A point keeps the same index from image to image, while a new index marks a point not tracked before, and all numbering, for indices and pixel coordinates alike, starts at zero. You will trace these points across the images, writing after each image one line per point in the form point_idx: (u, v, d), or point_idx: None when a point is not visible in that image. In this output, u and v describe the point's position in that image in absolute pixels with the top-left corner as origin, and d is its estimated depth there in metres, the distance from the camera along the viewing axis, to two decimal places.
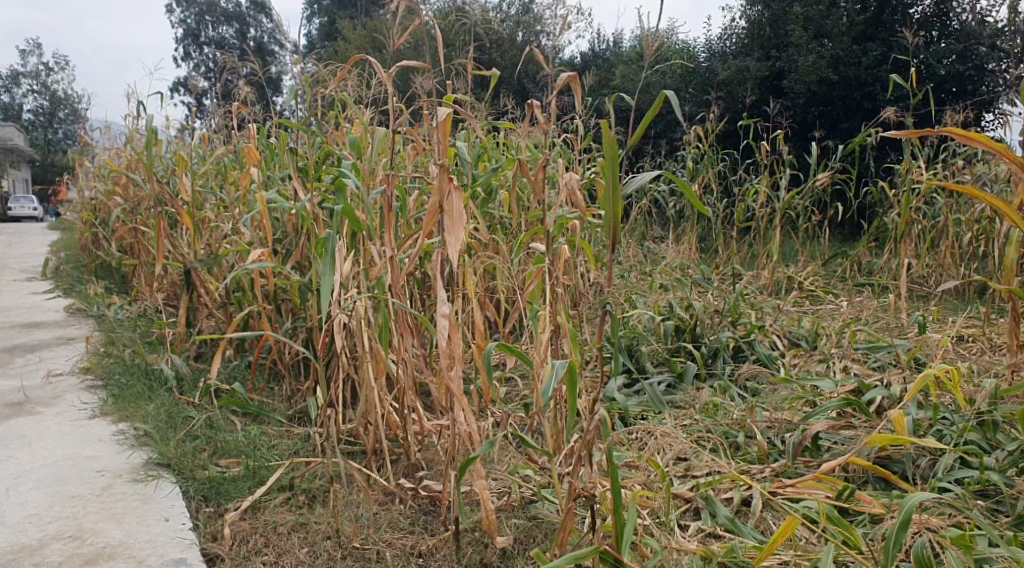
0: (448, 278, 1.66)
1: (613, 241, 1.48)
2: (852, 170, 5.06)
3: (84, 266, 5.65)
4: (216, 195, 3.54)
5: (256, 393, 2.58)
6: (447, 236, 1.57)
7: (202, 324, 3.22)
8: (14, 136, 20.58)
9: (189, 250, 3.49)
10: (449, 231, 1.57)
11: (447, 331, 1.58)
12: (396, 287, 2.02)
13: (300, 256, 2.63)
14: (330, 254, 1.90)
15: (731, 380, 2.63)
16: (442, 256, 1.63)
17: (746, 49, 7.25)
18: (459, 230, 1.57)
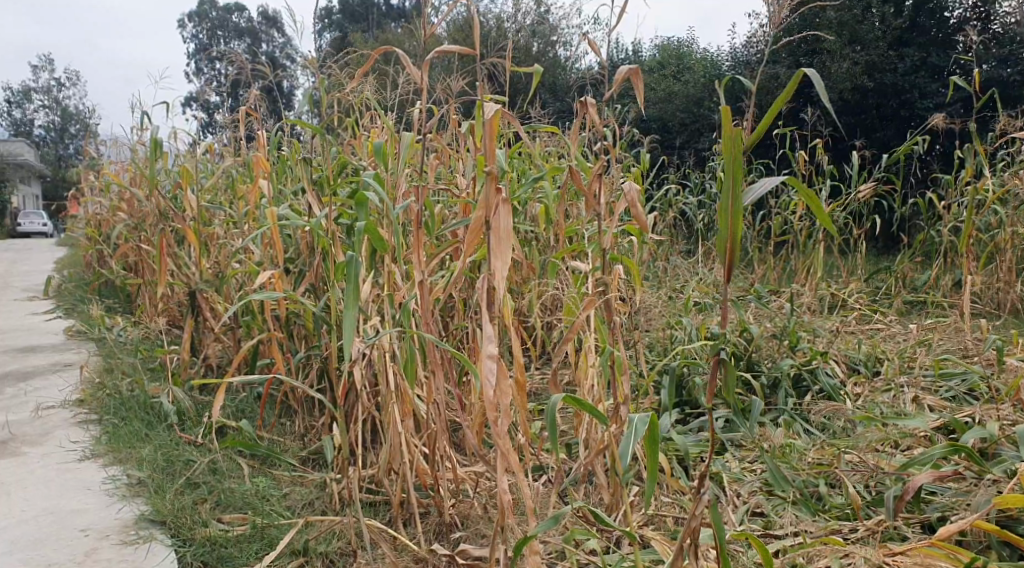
0: (493, 309, 1.38)
1: (731, 268, 1.27)
2: (896, 181, 4.78)
3: (88, 285, 5.42)
4: (224, 210, 3.30)
5: (266, 431, 2.32)
6: (492, 257, 1.28)
7: (208, 350, 2.96)
8: (26, 152, 20.52)
9: (195, 269, 3.25)
10: (497, 251, 1.29)
11: (494, 375, 1.30)
12: (426, 316, 1.75)
13: (315, 278, 2.37)
14: (350, 280, 1.62)
15: (797, 415, 2.35)
16: (487, 282, 1.35)
17: (774, 57, 7.00)
18: (509, 249, 1.28)
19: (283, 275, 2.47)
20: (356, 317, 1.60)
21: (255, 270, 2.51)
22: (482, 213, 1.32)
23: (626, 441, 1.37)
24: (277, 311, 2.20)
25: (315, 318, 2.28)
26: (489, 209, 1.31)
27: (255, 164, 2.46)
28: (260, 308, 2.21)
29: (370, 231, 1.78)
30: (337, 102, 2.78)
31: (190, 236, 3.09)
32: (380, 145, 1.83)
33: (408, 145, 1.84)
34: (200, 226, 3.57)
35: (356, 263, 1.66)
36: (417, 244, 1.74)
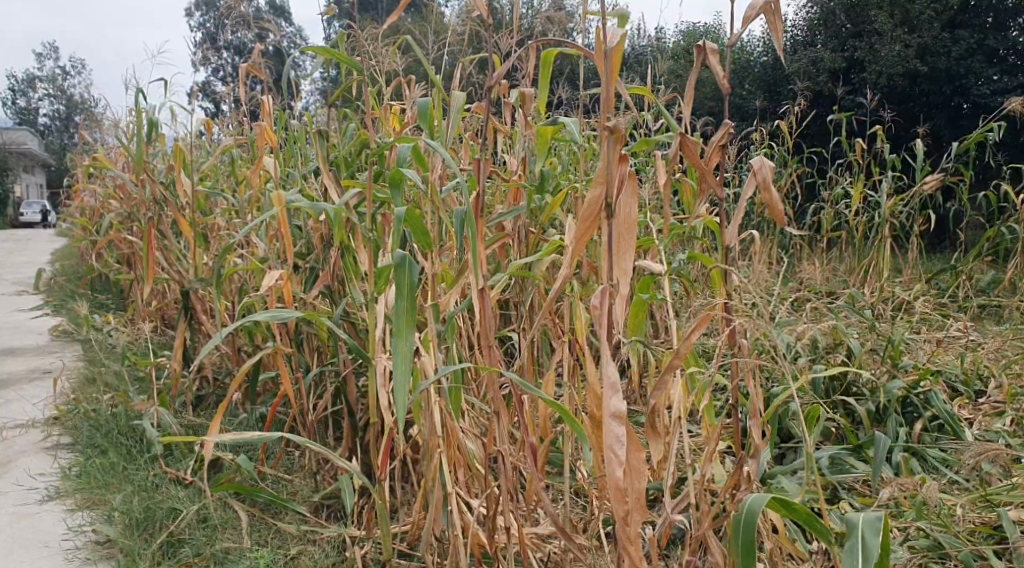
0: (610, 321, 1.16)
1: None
2: (965, 170, 4.33)
3: (80, 278, 5.02)
4: (224, 196, 2.89)
5: (270, 464, 1.91)
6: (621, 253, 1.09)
7: (204, 359, 2.55)
8: (29, 140, 20.14)
9: (189, 264, 2.83)
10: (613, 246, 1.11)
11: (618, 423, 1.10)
12: (491, 340, 1.31)
13: (332, 278, 1.96)
14: (403, 293, 1.23)
15: (918, 452, 1.92)
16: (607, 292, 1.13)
17: (817, 39, 6.54)
18: (633, 246, 1.10)
19: (293, 273, 2.06)
20: (411, 345, 1.22)
21: (259, 266, 2.10)
22: (597, 192, 1.11)
23: (856, 549, 1.17)
24: (286, 320, 1.78)
25: (329, 327, 1.86)
26: (608, 188, 1.11)
27: (259, 139, 2.04)
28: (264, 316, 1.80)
29: (413, 222, 1.38)
30: (358, 67, 2.36)
31: (186, 227, 2.69)
32: (427, 107, 1.41)
33: (460, 108, 1.42)
34: (198, 213, 3.16)
35: (410, 262, 1.28)
36: (475, 237, 1.32)
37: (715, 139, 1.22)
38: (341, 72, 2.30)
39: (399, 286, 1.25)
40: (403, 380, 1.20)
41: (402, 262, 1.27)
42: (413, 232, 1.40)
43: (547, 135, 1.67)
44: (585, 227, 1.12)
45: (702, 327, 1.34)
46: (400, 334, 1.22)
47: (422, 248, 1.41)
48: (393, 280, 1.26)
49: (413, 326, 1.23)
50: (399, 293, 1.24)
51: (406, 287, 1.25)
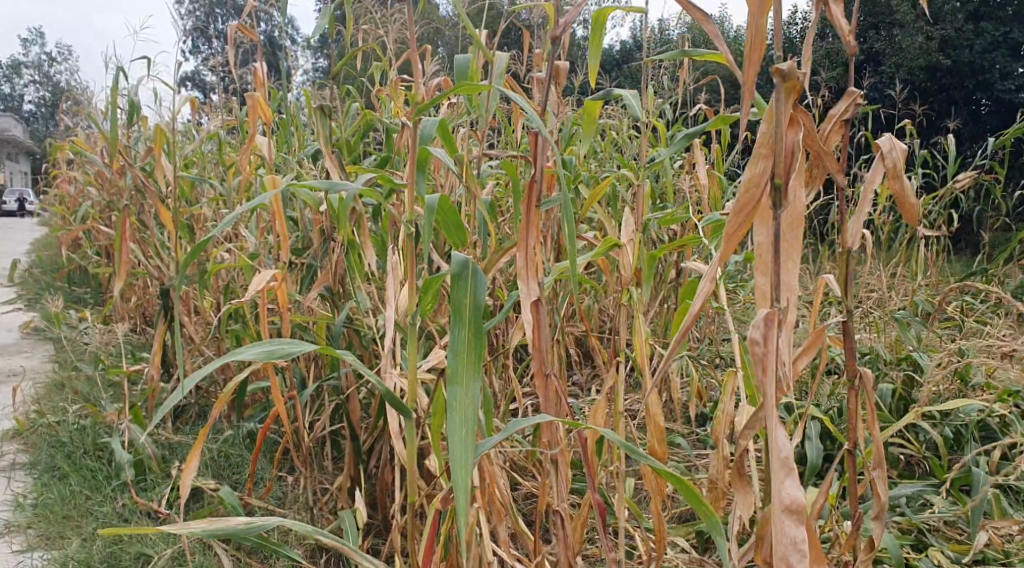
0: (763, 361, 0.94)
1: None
2: (1000, 168, 4.10)
3: (57, 271, 4.71)
4: (209, 183, 2.62)
5: (261, 495, 1.65)
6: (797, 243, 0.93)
7: (185, 366, 2.28)
8: (12, 127, 19.66)
9: (169, 259, 2.56)
10: (773, 242, 0.94)
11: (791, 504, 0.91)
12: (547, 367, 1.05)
13: (335, 280, 1.69)
14: (462, 315, 0.99)
15: (1008, 486, 1.68)
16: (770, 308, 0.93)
17: (834, 31, 6.29)
18: (800, 244, 0.96)
19: (288, 272, 1.80)
20: (474, 391, 0.95)
21: (249, 264, 1.83)
22: (761, 168, 0.93)
23: None
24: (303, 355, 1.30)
25: (332, 336, 1.60)
26: (774, 165, 0.93)
27: (253, 113, 1.71)
28: (254, 354, 1.29)
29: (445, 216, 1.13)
30: (363, 40, 2.09)
31: (167, 217, 2.41)
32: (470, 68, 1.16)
33: (503, 71, 1.24)
34: (181, 203, 2.88)
35: (478, 276, 1.02)
36: (528, 223, 1.05)
37: (839, 110, 0.98)
38: (345, 44, 2.03)
39: (456, 312, 0.99)
40: (469, 437, 0.93)
41: (457, 279, 1.01)
42: (445, 230, 1.15)
43: (593, 114, 1.40)
44: (741, 218, 0.93)
45: (812, 355, 1.04)
46: (462, 379, 0.96)
47: (459, 249, 1.16)
48: (451, 300, 1.00)
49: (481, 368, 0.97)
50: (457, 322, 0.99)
51: (469, 311, 0.99)
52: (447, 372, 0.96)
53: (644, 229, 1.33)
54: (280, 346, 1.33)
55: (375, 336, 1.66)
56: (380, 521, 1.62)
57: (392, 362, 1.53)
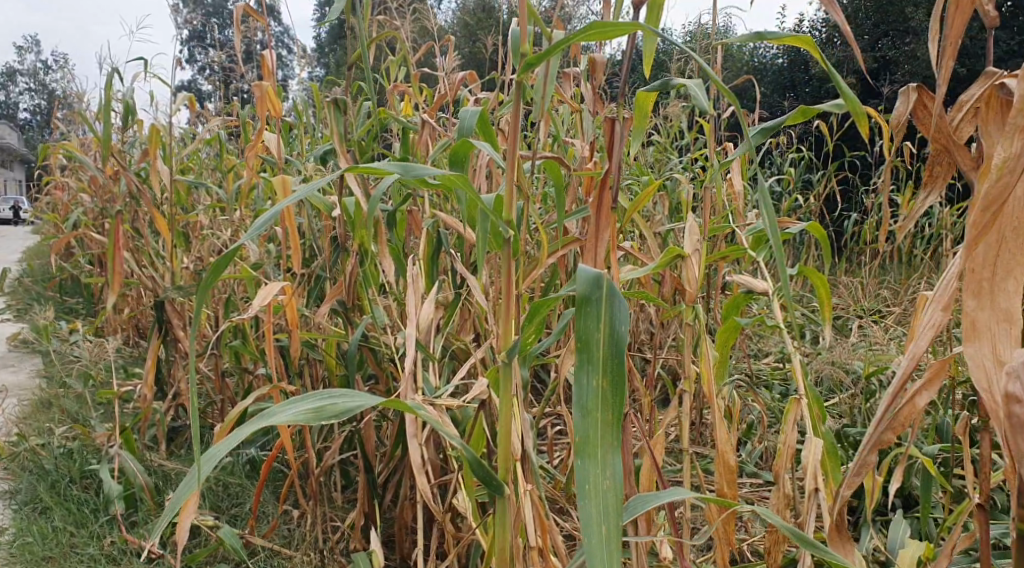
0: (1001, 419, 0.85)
1: None
2: None
3: (48, 280, 4.53)
4: (209, 188, 2.45)
5: (264, 534, 1.47)
6: None
7: (180, 385, 2.11)
8: (7, 135, 19.49)
9: (165, 268, 2.39)
10: (1008, 255, 0.87)
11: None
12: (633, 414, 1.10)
13: (348, 293, 1.52)
14: (604, 364, 0.86)
15: None
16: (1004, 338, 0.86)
17: (848, 39, 6.19)
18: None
19: (295, 284, 1.64)
20: (617, 461, 0.84)
21: (253, 274, 1.67)
22: (1018, 151, 0.84)
23: None
24: (357, 413, 1.03)
25: (348, 357, 1.44)
26: None
27: (260, 104, 1.55)
28: (296, 414, 1.01)
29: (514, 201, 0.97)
30: (376, 34, 1.94)
31: (164, 223, 2.25)
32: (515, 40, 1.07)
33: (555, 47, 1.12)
34: (178, 210, 2.72)
35: (613, 301, 0.90)
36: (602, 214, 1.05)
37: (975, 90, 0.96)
38: (360, 41, 1.89)
39: (586, 356, 0.87)
40: (613, 523, 0.82)
41: (585, 311, 0.88)
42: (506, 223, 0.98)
43: (643, 111, 1.26)
44: (986, 217, 0.86)
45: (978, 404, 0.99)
46: (600, 443, 0.84)
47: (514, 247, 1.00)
48: (582, 334, 0.88)
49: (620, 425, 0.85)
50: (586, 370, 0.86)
51: (602, 354, 0.87)
52: (578, 438, 0.84)
53: (706, 238, 1.18)
54: (331, 397, 1.04)
55: (394, 356, 1.50)
56: (398, 562, 1.46)
57: (414, 385, 1.38)
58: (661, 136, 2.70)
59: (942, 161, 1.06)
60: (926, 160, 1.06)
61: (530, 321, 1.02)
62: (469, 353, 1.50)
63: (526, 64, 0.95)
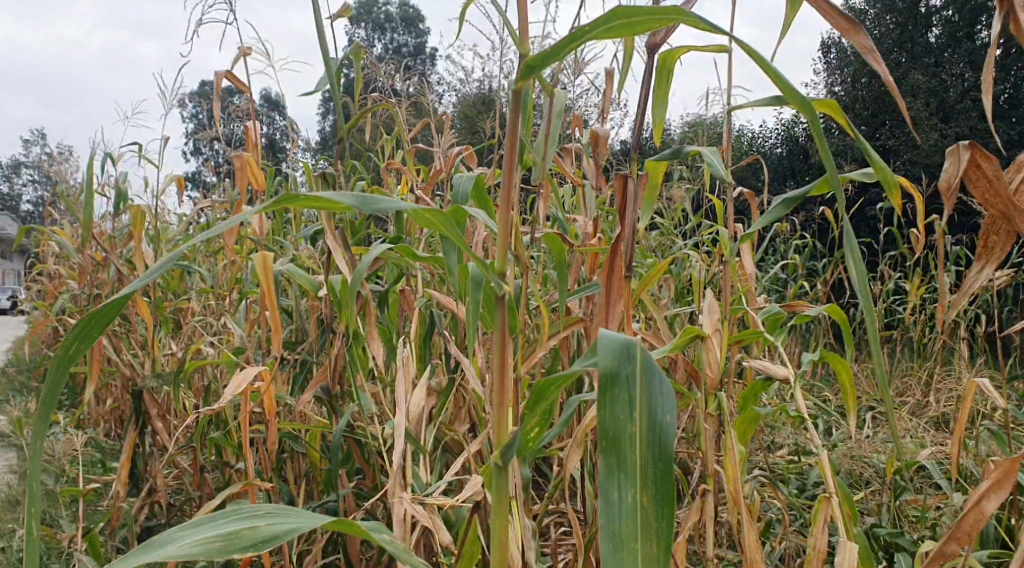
0: None
1: None
2: None
3: (34, 370, 4.39)
4: (199, 272, 2.37)
5: None
6: None
7: (154, 481, 1.95)
8: (11, 227, 19.68)
9: (148, 355, 2.27)
10: None
11: None
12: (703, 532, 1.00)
13: (333, 379, 1.40)
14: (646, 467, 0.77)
15: None
16: None
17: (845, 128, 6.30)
18: None
19: (278, 370, 1.52)
20: None
21: (232, 360, 1.55)
22: None
23: None
24: (277, 539, 0.91)
25: (331, 448, 1.31)
26: None
27: (240, 176, 1.46)
28: (205, 541, 0.91)
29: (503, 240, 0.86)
30: (370, 112, 1.89)
31: (146, 308, 2.14)
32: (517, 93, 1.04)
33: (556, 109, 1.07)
34: (167, 296, 2.62)
35: (645, 382, 0.80)
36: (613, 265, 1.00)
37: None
38: (358, 120, 1.84)
39: (618, 464, 0.78)
40: None
41: (613, 399, 0.79)
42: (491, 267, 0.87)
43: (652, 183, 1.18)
44: None
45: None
46: None
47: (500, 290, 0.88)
48: (619, 434, 0.78)
49: (665, 548, 0.76)
50: (616, 484, 0.76)
51: (636, 461, 0.78)
52: None
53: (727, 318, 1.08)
54: (253, 520, 0.94)
55: (382, 449, 1.37)
56: None
57: (402, 481, 1.25)
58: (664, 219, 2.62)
59: (997, 231, 1.06)
60: (978, 230, 1.07)
61: (537, 402, 0.91)
62: (464, 446, 1.37)
63: (526, 65, 0.86)
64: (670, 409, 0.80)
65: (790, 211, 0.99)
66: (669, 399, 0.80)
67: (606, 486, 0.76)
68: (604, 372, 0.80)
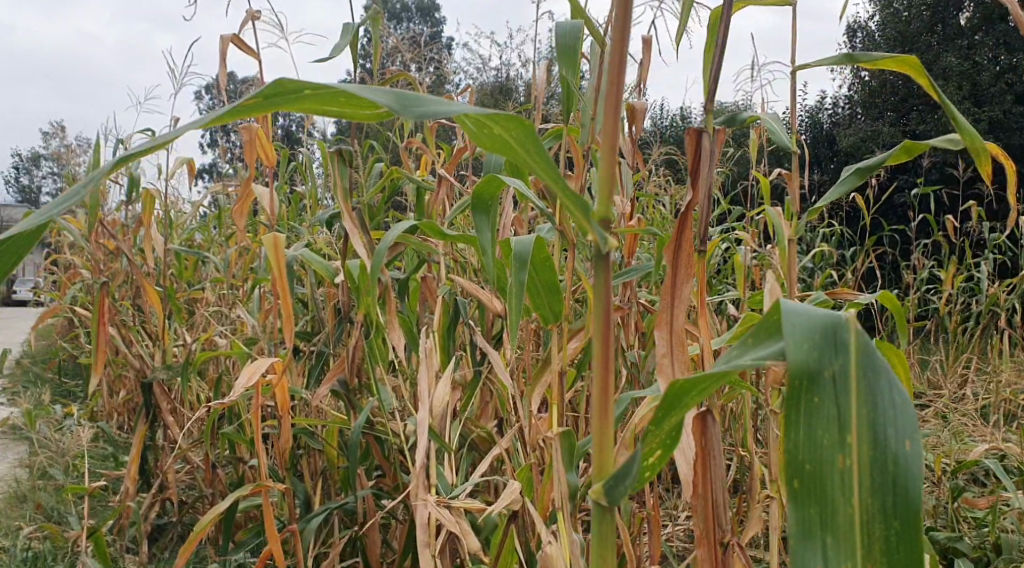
0: None
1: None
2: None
3: (48, 363, 4.33)
4: (212, 260, 2.28)
5: None
6: None
7: (166, 477, 1.87)
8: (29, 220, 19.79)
9: (159, 346, 2.19)
10: None
11: None
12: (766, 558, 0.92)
13: (350, 372, 1.30)
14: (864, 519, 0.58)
15: None
16: None
17: (874, 114, 6.17)
18: None
19: (292, 362, 1.43)
20: None
21: (242, 350, 1.45)
22: None
23: None
24: None
25: (348, 446, 1.21)
26: None
27: (249, 150, 1.35)
28: None
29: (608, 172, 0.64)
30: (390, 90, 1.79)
31: (155, 296, 2.05)
32: (572, 49, 0.96)
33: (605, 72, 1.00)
34: (180, 285, 2.54)
35: (864, 386, 0.60)
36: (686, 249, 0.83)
37: None
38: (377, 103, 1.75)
39: (821, 518, 0.59)
40: None
41: (809, 416, 0.59)
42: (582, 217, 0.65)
43: None
44: None
45: None
46: None
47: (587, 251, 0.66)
48: (817, 482, 0.59)
49: None
50: (818, 549, 0.59)
51: (852, 514, 0.58)
52: None
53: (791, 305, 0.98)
54: None
55: (404, 447, 1.27)
56: None
57: (426, 483, 1.15)
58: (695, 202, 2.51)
59: None
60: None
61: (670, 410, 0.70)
62: (492, 443, 1.27)
63: None
64: (911, 435, 0.58)
65: (862, 184, 0.88)
66: (903, 410, 0.59)
67: (802, 554, 0.59)
68: (800, 370, 0.60)
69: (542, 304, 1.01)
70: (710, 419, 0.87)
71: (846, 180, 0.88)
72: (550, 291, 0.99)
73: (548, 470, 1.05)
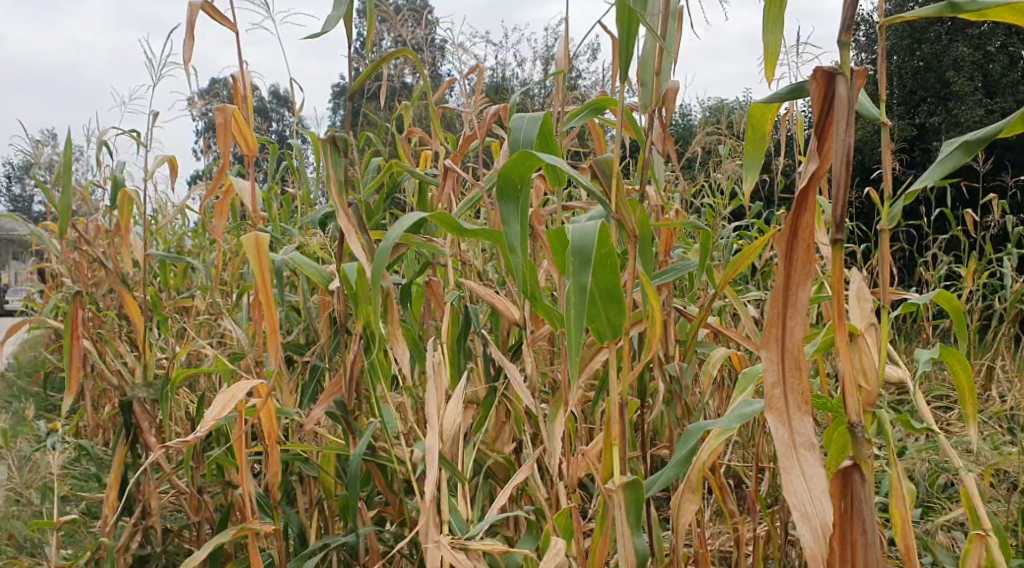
0: None
1: None
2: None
3: (31, 377, 4.14)
4: (198, 266, 2.12)
5: None
6: None
7: (148, 504, 1.70)
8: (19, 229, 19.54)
9: (142, 359, 2.02)
10: None
11: None
12: None
13: (349, 391, 1.15)
14: None
15: None
16: None
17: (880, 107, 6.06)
18: None
19: (283, 380, 1.27)
20: None
21: (227, 368, 1.29)
22: None
23: None
24: None
25: (349, 477, 1.06)
26: None
27: (223, 137, 1.18)
28: None
29: None
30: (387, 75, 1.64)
31: (135, 306, 1.88)
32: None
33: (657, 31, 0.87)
34: (165, 294, 2.37)
35: None
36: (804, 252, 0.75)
37: None
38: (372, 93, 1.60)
39: None
40: None
41: None
42: None
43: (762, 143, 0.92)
44: None
45: None
46: None
47: None
48: None
49: None
50: None
51: None
52: None
53: (884, 310, 0.84)
54: None
55: (411, 475, 1.11)
56: None
57: (437, 520, 1.00)
58: (713, 196, 2.34)
59: None
60: None
61: None
62: (511, 470, 1.12)
63: None
64: None
65: (970, 158, 0.78)
66: None
67: None
68: None
69: (600, 315, 0.87)
70: (855, 474, 0.75)
71: (951, 155, 0.78)
72: (610, 299, 0.85)
73: (602, 510, 0.88)
